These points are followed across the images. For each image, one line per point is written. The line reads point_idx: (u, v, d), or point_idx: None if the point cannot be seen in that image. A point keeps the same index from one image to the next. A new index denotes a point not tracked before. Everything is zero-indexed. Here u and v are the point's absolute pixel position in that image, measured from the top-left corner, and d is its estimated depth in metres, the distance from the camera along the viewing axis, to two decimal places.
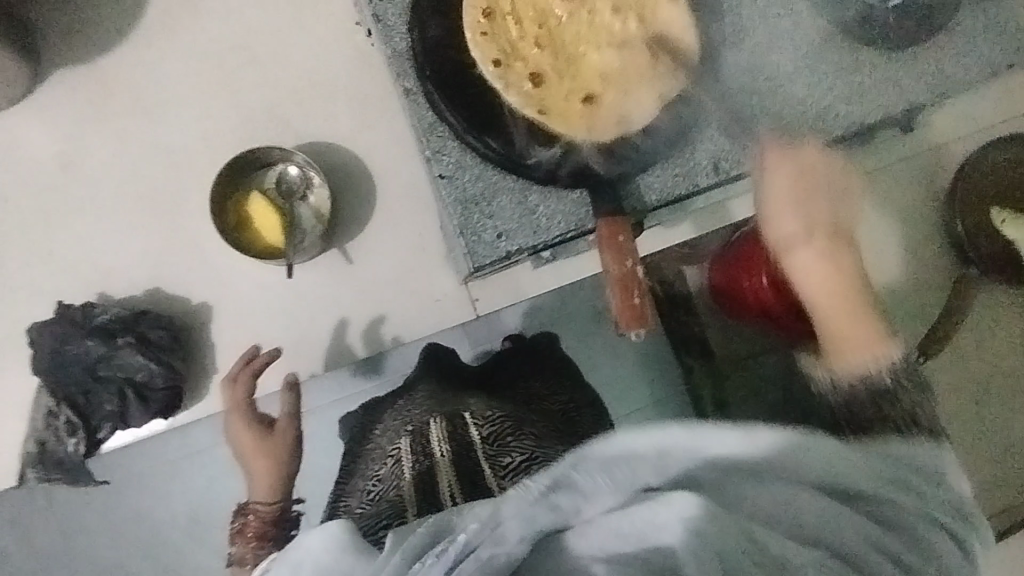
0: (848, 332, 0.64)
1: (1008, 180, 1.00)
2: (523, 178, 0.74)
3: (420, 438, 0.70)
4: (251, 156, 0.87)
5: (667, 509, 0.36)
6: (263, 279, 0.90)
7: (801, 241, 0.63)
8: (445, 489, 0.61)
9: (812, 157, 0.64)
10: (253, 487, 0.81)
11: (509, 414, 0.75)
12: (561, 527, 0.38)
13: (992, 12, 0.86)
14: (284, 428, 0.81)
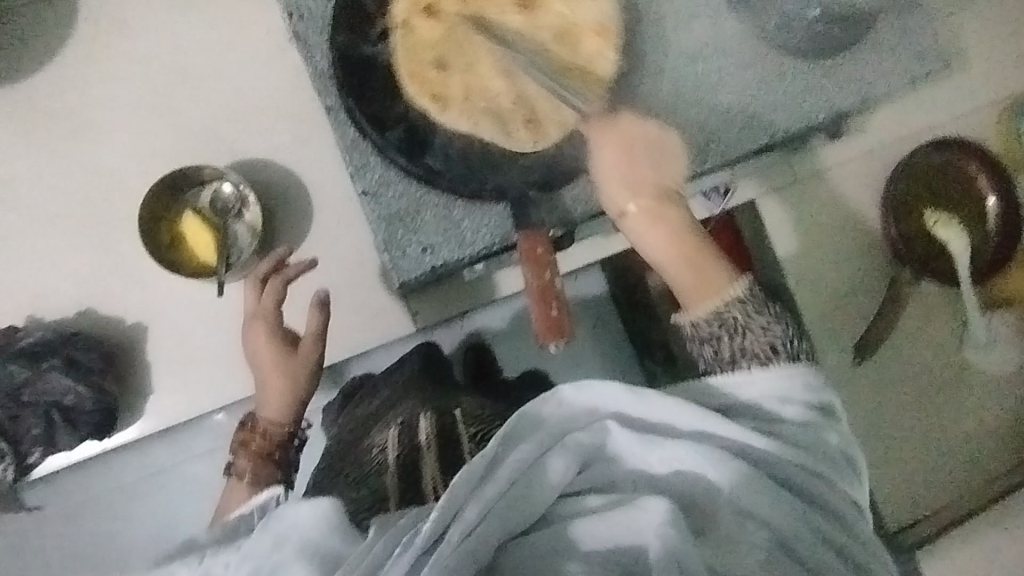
0: (692, 275, 0.68)
1: (930, 182, 1.07)
2: (445, 193, 0.75)
3: (406, 432, 0.73)
4: (184, 175, 0.86)
5: (646, 514, 0.52)
6: (198, 297, 0.90)
7: (630, 201, 0.71)
8: (428, 488, 0.66)
9: (635, 134, 0.74)
10: (265, 404, 0.80)
11: (495, 414, 0.82)
12: (519, 480, 0.53)
13: (910, 21, 0.89)
14: (308, 350, 0.80)
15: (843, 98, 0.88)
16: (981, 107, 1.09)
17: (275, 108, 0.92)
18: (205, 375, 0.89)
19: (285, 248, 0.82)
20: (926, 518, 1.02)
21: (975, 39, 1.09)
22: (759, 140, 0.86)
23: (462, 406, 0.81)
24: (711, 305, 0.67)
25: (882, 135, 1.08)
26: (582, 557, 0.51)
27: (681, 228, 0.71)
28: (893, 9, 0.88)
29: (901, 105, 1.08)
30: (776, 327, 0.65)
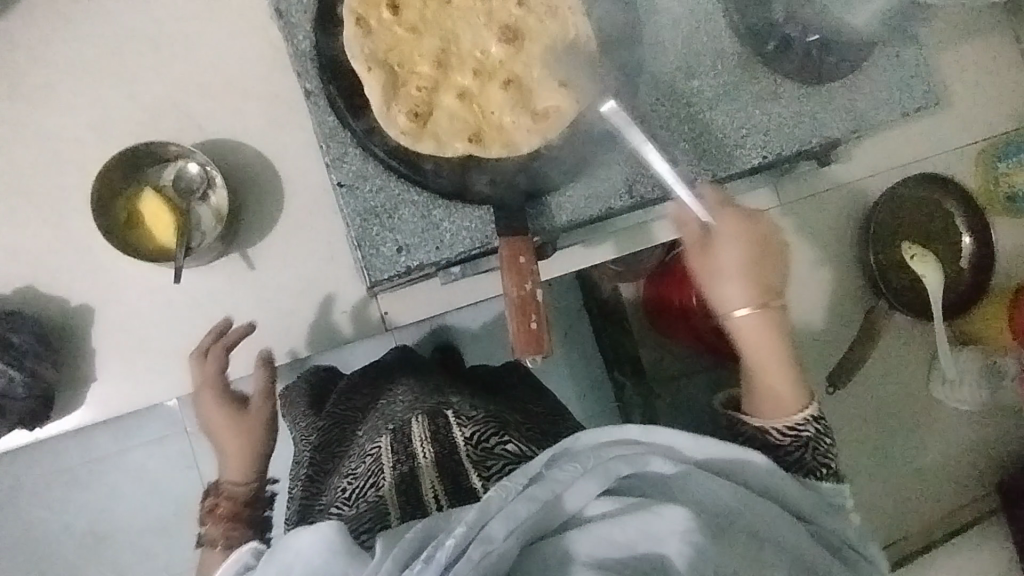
0: (778, 388, 0.68)
1: (914, 216, 1.06)
2: (425, 191, 0.70)
3: (402, 437, 0.72)
4: (146, 151, 0.81)
5: (666, 522, 0.50)
6: (153, 281, 0.84)
7: (748, 303, 0.68)
8: (428, 496, 0.64)
9: (769, 233, 0.68)
10: (224, 469, 0.82)
11: (487, 413, 0.80)
12: (554, 496, 0.50)
13: (908, 53, 0.88)
14: (261, 406, 0.83)
15: (837, 126, 0.87)
16: (965, 144, 1.10)
17: (250, 87, 0.86)
18: (155, 365, 0.84)
19: (226, 318, 0.82)
20: (897, 540, 1.06)
21: (965, 77, 1.09)
22: (752, 161, 0.84)
23: (456, 407, 0.79)
24: (787, 426, 0.67)
25: (868, 165, 1.08)
26: (590, 560, 0.48)
27: (784, 336, 0.70)
28: (892, 40, 0.87)
29: (888, 136, 1.08)
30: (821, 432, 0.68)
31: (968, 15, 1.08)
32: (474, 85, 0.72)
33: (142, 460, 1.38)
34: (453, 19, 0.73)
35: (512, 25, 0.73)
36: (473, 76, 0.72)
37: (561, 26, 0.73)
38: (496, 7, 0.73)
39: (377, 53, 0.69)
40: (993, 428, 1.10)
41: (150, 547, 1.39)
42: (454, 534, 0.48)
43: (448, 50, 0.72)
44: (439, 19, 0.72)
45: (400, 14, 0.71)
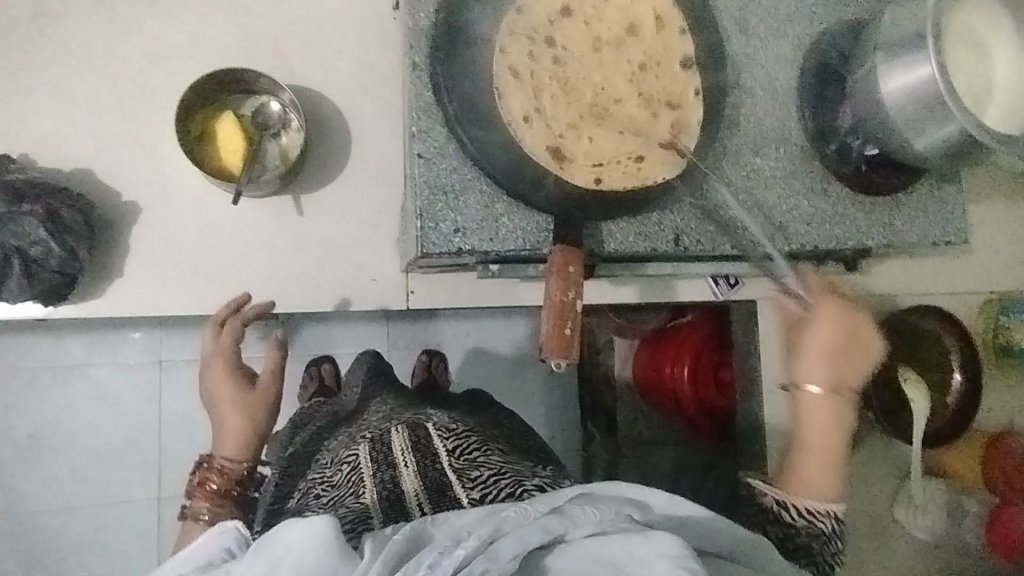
0: (813, 479, 0.73)
1: (915, 343, 1.11)
2: (494, 184, 0.75)
3: (381, 447, 0.73)
4: (238, 77, 0.84)
5: (655, 545, 0.48)
6: (204, 199, 0.86)
7: (819, 387, 0.75)
8: (411, 498, 0.66)
9: (858, 328, 0.76)
10: (220, 447, 0.82)
11: (469, 427, 0.82)
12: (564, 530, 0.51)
13: (948, 191, 0.95)
14: (268, 385, 0.85)
15: (871, 236, 0.92)
16: (975, 291, 1.16)
17: (351, 50, 0.91)
18: (181, 277, 0.85)
19: (246, 295, 0.84)
20: None
21: (989, 231, 1.16)
22: (789, 245, 0.89)
23: (437, 420, 0.80)
24: (802, 511, 0.72)
25: (885, 285, 1.13)
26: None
27: (841, 442, 0.75)
28: (937, 175, 0.94)
29: (907, 265, 1.15)
30: (822, 526, 0.72)
31: (1004, 175, 1.16)
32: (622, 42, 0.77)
33: (107, 379, 1.35)
34: (551, 32, 0.75)
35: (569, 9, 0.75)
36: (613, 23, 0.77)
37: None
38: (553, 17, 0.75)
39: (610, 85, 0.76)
40: (942, 566, 1.12)
41: (84, 469, 1.33)
42: (464, 546, 0.48)
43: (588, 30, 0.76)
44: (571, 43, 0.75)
45: (526, 72, 0.73)
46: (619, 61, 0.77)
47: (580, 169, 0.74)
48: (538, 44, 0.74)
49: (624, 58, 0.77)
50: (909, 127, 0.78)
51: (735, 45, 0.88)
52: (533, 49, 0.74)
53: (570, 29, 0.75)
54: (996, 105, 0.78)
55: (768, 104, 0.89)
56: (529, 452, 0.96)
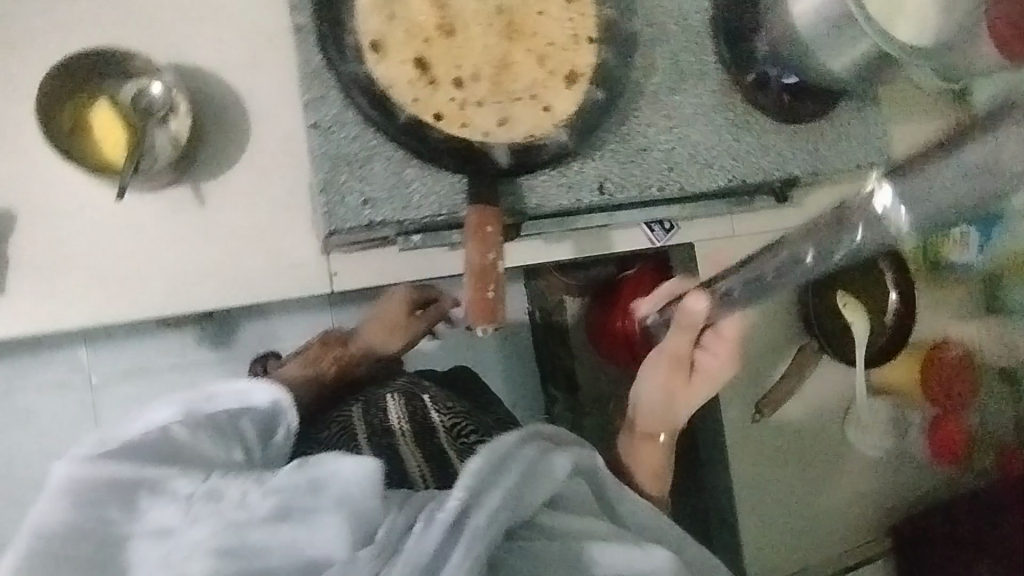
0: (653, 470, 0.97)
1: (852, 269, 1.12)
2: (402, 148, 0.69)
3: (375, 411, 0.76)
4: (110, 61, 0.76)
5: (649, 557, 0.63)
6: (91, 201, 0.80)
7: (651, 427, 1.00)
8: (414, 471, 0.69)
9: (674, 382, 1.00)
10: (370, 335, 0.92)
11: (462, 405, 0.84)
12: (527, 477, 0.61)
13: (868, 113, 0.94)
14: (436, 311, 0.94)
15: (797, 165, 0.91)
16: None
17: (234, 19, 0.83)
18: (79, 287, 0.79)
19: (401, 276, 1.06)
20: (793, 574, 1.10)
21: (914, 149, 1.17)
22: (717, 183, 0.86)
23: (431, 389, 0.84)
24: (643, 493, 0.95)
25: (822, 214, 1.12)
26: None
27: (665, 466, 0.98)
28: (855, 99, 0.94)
29: (842, 191, 1.14)
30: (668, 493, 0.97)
31: (921, 93, 1.18)
32: (539, 43, 0.73)
33: None
34: (531, 27, 0.73)
35: (500, 22, 0.72)
36: (524, 53, 0.72)
37: (526, 10, 0.73)
38: (468, 10, 0.70)
39: (464, 84, 0.70)
40: (891, 481, 1.15)
41: None
42: (454, 499, 0.57)
43: (497, 46, 0.71)
44: (463, 33, 0.70)
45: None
46: (492, 66, 0.71)
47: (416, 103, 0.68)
48: (515, 5, 0.72)
49: (502, 65, 0.71)
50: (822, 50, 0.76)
51: None
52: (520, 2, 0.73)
53: (518, 64, 0.72)
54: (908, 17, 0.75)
55: (684, 37, 0.85)
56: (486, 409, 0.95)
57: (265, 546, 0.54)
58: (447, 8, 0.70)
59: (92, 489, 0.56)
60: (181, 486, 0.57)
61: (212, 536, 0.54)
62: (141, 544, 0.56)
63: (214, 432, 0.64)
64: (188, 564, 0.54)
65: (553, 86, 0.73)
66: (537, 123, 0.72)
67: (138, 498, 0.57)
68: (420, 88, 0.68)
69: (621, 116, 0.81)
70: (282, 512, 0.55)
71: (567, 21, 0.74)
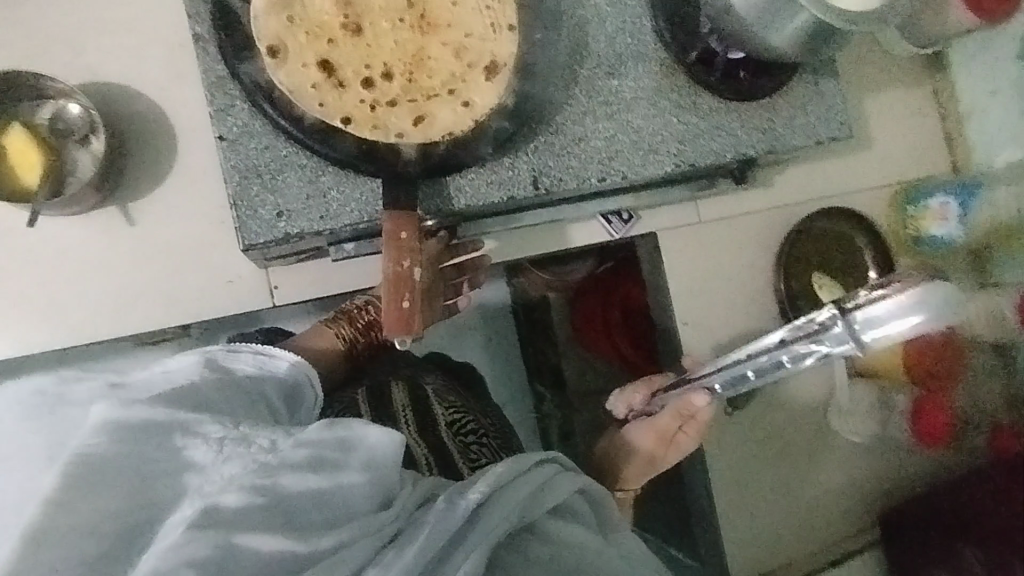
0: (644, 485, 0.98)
1: (825, 250, 1.08)
2: (315, 155, 0.67)
3: (381, 398, 0.77)
4: (22, 84, 0.75)
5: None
6: (15, 226, 0.78)
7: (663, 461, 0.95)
8: (420, 458, 0.67)
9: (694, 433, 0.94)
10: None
11: (461, 403, 0.85)
12: (541, 495, 0.57)
13: (827, 85, 0.89)
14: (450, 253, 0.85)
15: (752, 145, 0.86)
16: (882, 182, 1.12)
17: (152, 31, 0.81)
18: (7, 316, 0.78)
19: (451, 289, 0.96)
20: (777, 570, 1.06)
21: (888, 119, 1.12)
22: (664, 169, 0.82)
23: (434, 387, 0.85)
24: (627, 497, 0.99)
25: (787, 193, 1.08)
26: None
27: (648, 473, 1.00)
28: (811, 70, 0.88)
29: (812, 168, 1.09)
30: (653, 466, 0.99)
31: (893, 59, 1.12)
32: (454, 35, 0.69)
33: None
34: (446, 18, 0.69)
35: (409, 16, 0.68)
36: (440, 47, 0.69)
37: (438, 1, 0.69)
38: (375, 6, 0.67)
39: (377, 84, 0.66)
40: (878, 468, 1.11)
41: None
42: (476, 490, 0.53)
43: (408, 41, 0.68)
44: (370, 31, 0.67)
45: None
46: (404, 64, 0.67)
47: (327, 108, 0.65)
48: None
49: (415, 61, 0.68)
50: (757, 22, 0.71)
51: None
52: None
53: (433, 59, 0.68)
54: None
55: (620, 18, 0.81)
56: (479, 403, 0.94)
57: (297, 493, 0.49)
58: (350, 5, 0.66)
59: (130, 431, 0.50)
60: (215, 430, 0.51)
61: (246, 474, 0.49)
62: (174, 480, 0.49)
63: (236, 390, 0.60)
64: (222, 494, 0.48)
65: (473, 80, 0.69)
66: (457, 119, 0.68)
67: (171, 440, 0.50)
68: (328, 91, 0.65)
69: (555, 106, 0.78)
70: (317, 462, 0.51)
71: (483, 9, 0.70)
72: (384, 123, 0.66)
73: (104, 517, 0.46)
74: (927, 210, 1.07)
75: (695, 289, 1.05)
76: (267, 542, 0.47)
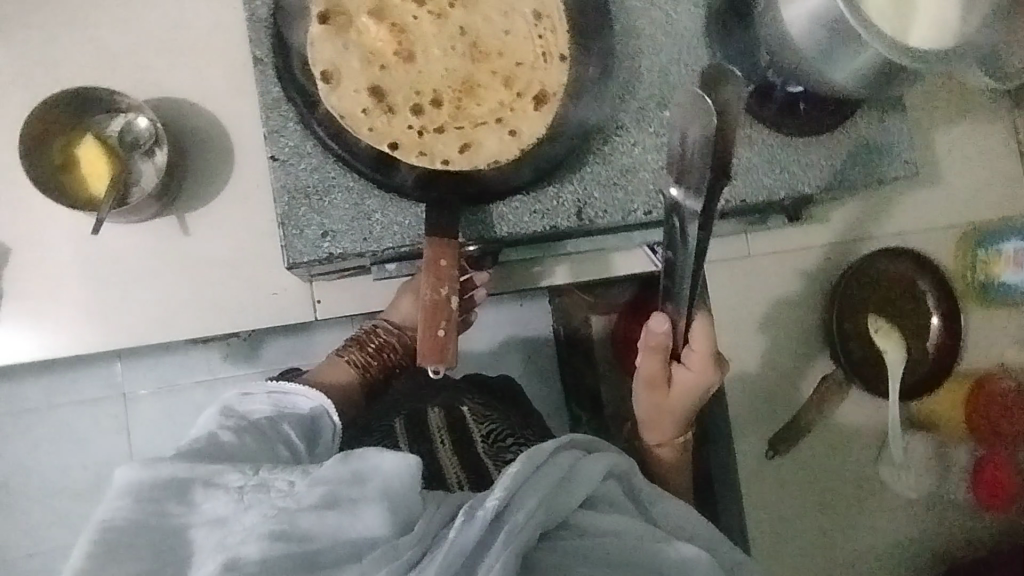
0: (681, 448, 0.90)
1: (885, 291, 1.02)
2: (361, 178, 0.67)
3: (416, 421, 0.75)
4: (94, 97, 0.79)
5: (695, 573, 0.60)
6: (77, 231, 0.82)
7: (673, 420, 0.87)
8: (451, 475, 0.68)
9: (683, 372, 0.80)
10: (395, 308, 0.86)
11: (498, 416, 0.83)
12: (565, 480, 0.59)
13: (893, 122, 0.85)
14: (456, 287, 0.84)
15: (808, 183, 0.83)
16: (950, 223, 1.05)
17: (216, 50, 0.84)
18: (65, 316, 0.82)
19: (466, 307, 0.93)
20: None
21: (959, 158, 1.06)
22: None
23: (470, 403, 0.83)
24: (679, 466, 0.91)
25: (845, 231, 1.03)
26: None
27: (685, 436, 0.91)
28: (875, 105, 0.84)
29: (873, 205, 1.04)
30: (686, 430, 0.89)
31: (969, 92, 1.06)
32: (505, 64, 0.70)
33: None
34: (496, 47, 0.70)
35: (462, 44, 0.69)
36: (489, 75, 0.69)
37: (492, 29, 0.70)
38: (429, 33, 0.68)
39: (425, 111, 0.67)
40: (934, 527, 1.03)
41: None
42: (493, 498, 0.55)
43: (459, 68, 0.69)
44: (422, 58, 0.68)
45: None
46: (454, 91, 0.68)
47: (374, 134, 0.66)
48: (479, 25, 0.69)
49: (466, 89, 0.69)
50: (819, 58, 0.69)
51: None
52: (485, 21, 0.70)
53: (482, 87, 0.69)
54: (917, 23, 0.68)
55: (675, 49, 0.79)
56: (524, 421, 0.92)
57: (315, 533, 0.54)
58: (405, 32, 0.68)
59: (152, 489, 0.56)
60: (235, 480, 0.57)
61: (264, 521, 0.53)
62: (199, 534, 0.55)
63: (253, 433, 0.66)
64: (242, 544, 0.52)
65: (520, 110, 0.69)
66: (502, 148, 0.69)
67: (193, 491, 0.56)
68: (378, 117, 0.67)
69: (603, 136, 0.77)
70: (331, 501, 0.55)
71: (536, 38, 0.70)
72: (429, 151, 0.67)
73: (140, 570, 0.53)
74: (1001, 255, 1.04)
75: (740, 326, 1.01)
76: None
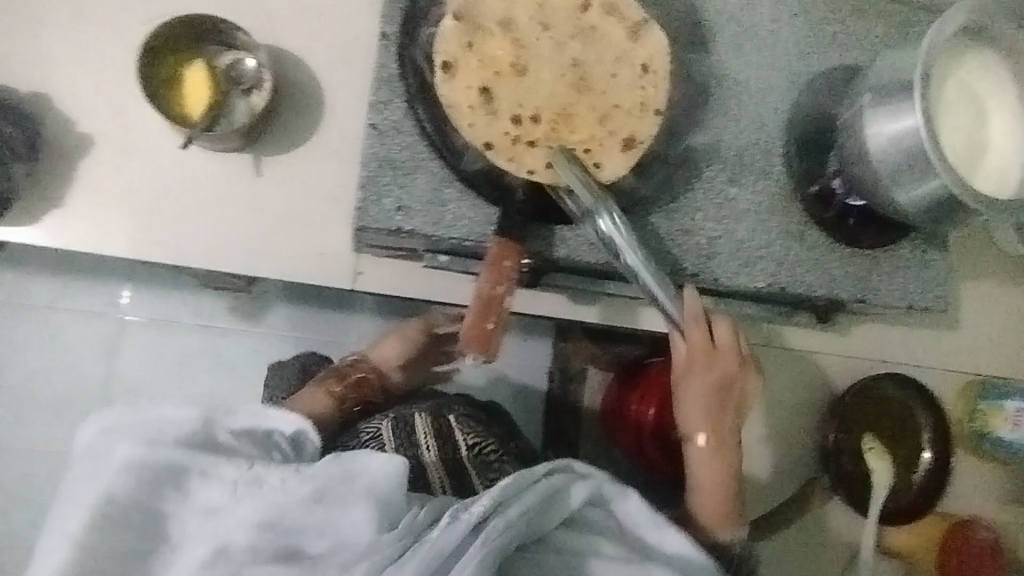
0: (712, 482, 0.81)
1: (882, 412, 1.04)
2: (446, 168, 0.72)
3: (403, 426, 0.84)
4: (215, 28, 0.83)
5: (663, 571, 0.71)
6: (158, 144, 0.85)
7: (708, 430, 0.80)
8: (434, 480, 0.81)
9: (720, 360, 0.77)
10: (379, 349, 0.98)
11: (482, 426, 0.92)
12: (552, 492, 0.71)
13: (935, 256, 0.89)
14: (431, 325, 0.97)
15: (846, 288, 0.86)
16: (959, 368, 1.09)
17: (335, 18, 0.89)
18: (121, 218, 0.84)
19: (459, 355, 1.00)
20: None
21: (982, 308, 1.10)
22: (755, 283, 0.83)
23: (456, 411, 0.92)
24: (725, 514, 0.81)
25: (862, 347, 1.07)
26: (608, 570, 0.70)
27: (730, 466, 0.81)
28: (922, 237, 0.89)
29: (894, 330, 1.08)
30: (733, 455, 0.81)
31: (1004, 251, 1.11)
32: (606, 101, 0.74)
33: None
34: (601, 85, 0.74)
35: (571, 73, 0.73)
36: (589, 107, 0.73)
37: (602, 68, 0.74)
38: (545, 56, 0.73)
39: (523, 122, 0.71)
40: None
41: None
42: (480, 504, 0.67)
43: (563, 94, 0.73)
44: (533, 75, 0.72)
45: (553, 27, 0.73)
46: (553, 113, 0.72)
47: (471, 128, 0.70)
48: (592, 61, 0.74)
49: (564, 113, 0.73)
50: (890, 178, 0.73)
51: (728, 67, 0.84)
52: (598, 59, 0.74)
53: (580, 115, 0.73)
54: (981, 170, 0.73)
55: (756, 133, 0.85)
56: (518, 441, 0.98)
57: (306, 523, 0.66)
58: (523, 48, 0.72)
59: (147, 475, 0.67)
60: (224, 474, 0.67)
61: (256, 512, 0.65)
62: (186, 520, 0.67)
63: (251, 437, 0.73)
64: (229, 537, 0.65)
65: (608, 146, 0.73)
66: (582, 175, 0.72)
67: (187, 480, 0.68)
68: (479, 115, 0.70)
69: (670, 194, 0.81)
70: (320, 495, 0.67)
71: (640, 86, 0.75)
72: (517, 157, 0.71)
73: (130, 547, 0.66)
74: (1001, 410, 1.04)
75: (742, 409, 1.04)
76: (277, 571, 0.64)
